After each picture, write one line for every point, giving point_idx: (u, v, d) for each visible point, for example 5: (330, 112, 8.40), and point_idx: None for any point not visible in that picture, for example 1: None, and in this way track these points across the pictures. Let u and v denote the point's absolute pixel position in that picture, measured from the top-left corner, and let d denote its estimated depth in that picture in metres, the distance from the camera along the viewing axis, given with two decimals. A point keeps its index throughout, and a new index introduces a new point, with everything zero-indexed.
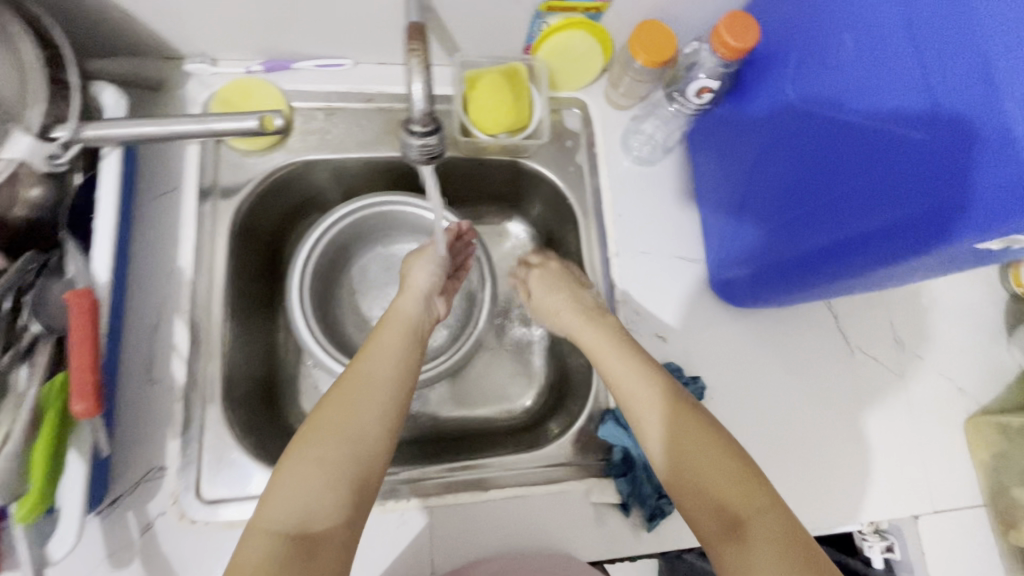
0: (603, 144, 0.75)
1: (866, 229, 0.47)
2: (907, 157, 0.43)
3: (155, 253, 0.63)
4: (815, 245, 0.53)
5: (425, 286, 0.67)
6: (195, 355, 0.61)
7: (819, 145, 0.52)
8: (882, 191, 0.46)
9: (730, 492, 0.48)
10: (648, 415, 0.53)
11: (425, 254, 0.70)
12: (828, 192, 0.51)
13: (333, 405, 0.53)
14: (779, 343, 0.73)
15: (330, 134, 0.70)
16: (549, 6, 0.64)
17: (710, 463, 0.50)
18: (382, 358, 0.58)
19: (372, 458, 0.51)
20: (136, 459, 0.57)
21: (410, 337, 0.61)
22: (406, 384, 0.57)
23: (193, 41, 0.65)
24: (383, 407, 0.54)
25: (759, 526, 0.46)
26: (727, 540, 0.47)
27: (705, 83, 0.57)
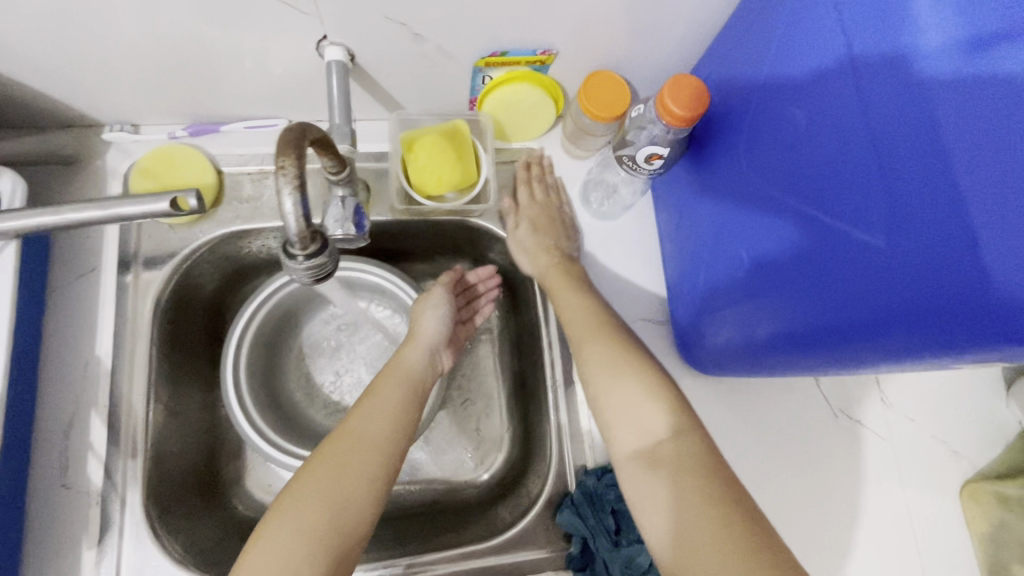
0: (560, 198, 0.70)
1: (828, 325, 0.42)
2: (865, 247, 0.38)
3: (71, 341, 0.58)
4: (778, 333, 0.47)
5: (434, 335, 0.65)
6: (114, 453, 0.56)
7: (778, 223, 0.47)
8: (842, 287, 0.40)
9: (656, 416, 0.51)
10: (599, 361, 0.56)
11: (435, 297, 0.67)
12: (788, 272, 0.46)
13: (319, 465, 0.49)
14: (755, 409, 0.68)
15: (263, 200, 0.66)
16: (487, 61, 0.59)
17: (638, 400, 0.52)
18: (380, 411, 0.54)
19: (359, 524, 0.47)
20: (49, 573, 0.53)
21: (413, 389, 0.58)
22: (403, 443, 0.53)
23: (109, 109, 0.61)
24: (380, 463, 0.51)
25: (675, 444, 0.49)
26: (642, 458, 0.50)
27: (653, 151, 0.52)
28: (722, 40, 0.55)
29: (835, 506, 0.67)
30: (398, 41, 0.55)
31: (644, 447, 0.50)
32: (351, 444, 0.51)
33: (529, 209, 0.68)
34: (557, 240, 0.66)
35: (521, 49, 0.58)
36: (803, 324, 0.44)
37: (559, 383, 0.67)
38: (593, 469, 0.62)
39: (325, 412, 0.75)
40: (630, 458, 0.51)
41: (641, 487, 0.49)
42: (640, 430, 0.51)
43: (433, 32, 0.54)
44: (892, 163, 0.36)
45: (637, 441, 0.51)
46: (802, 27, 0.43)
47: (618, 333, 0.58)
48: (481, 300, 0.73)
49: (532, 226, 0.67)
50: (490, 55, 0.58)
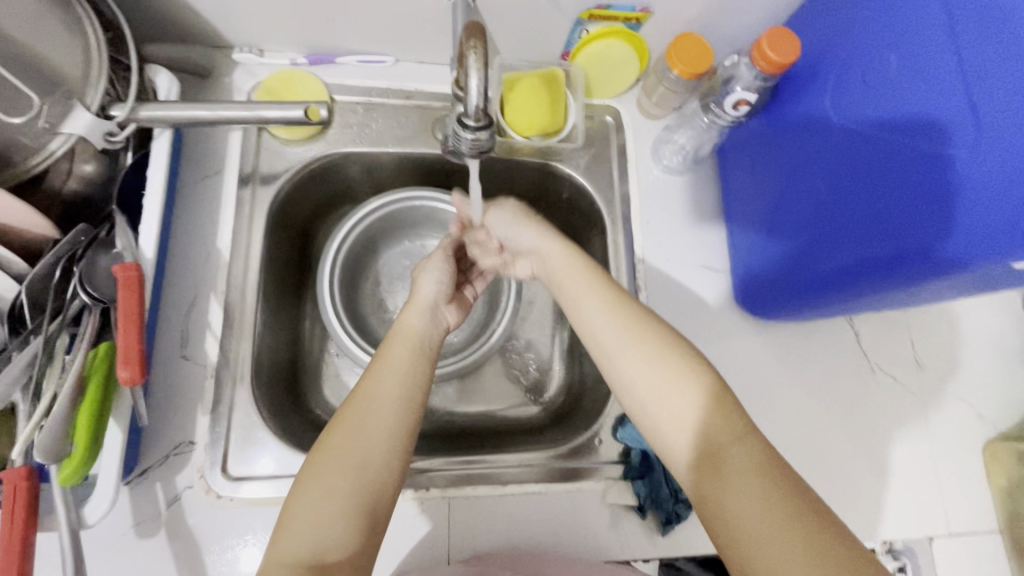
0: (634, 151, 0.76)
1: (895, 251, 0.48)
2: (951, 194, 0.43)
3: (194, 234, 0.64)
4: (842, 266, 0.54)
5: (431, 296, 0.66)
6: (227, 335, 0.62)
7: (857, 164, 0.53)
8: (915, 214, 0.47)
9: (711, 426, 0.46)
10: (627, 362, 0.51)
11: (432, 260, 0.69)
12: (865, 217, 0.51)
13: (340, 431, 0.52)
14: (799, 357, 0.74)
15: (368, 128, 0.72)
16: (590, 14, 0.65)
17: (670, 393, 0.48)
18: (390, 376, 0.55)
19: (385, 481, 0.51)
20: (166, 433, 0.59)
21: (419, 351, 0.59)
22: (417, 402, 0.55)
23: (243, 31, 0.68)
24: (392, 425, 0.53)
25: (734, 455, 0.45)
26: (705, 473, 0.45)
27: (741, 95, 0.59)
28: (808, 7, 0.61)
29: (869, 452, 0.72)
30: None
31: (693, 445, 0.47)
32: (365, 408, 0.53)
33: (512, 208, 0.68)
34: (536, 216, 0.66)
35: (623, 4, 0.64)
36: (875, 261, 0.50)
37: None
38: None
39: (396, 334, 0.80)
40: (690, 469, 0.46)
41: (704, 489, 0.45)
42: (679, 421, 0.48)
43: None
44: (987, 113, 0.42)
45: (680, 431, 0.47)
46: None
47: (649, 323, 0.53)
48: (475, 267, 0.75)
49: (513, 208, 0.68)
50: (595, 8, 0.65)
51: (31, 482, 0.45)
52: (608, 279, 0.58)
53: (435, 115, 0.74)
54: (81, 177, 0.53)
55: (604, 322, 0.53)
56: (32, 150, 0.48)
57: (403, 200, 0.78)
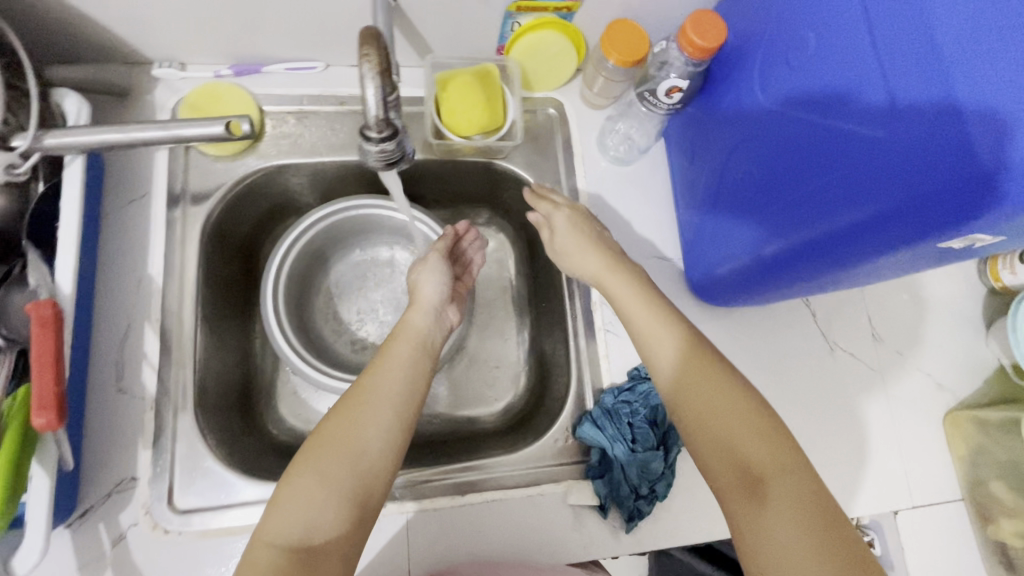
0: (579, 143, 0.75)
1: (826, 228, 0.48)
2: (875, 156, 0.43)
3: (123, 261, 0.62)
4: (780, 247, 0.53)
5: (434, 298, 0.66)
6: (165, 363, 0.60)
7: (784, 144, 0.52)
8: (839, 190, 0.46)
9: (754, 448, 0.49)
10: (687, 389, 0.52)
11: (430, 262, 0.69)
12: (799, 190, 0.50)
13: (335, 423, 0.52)
14: (758, 341, 0.73)
15: (302, 138, 0.70)
16: (518, 6, 0.63)
17: (734, 426, 0.50)
18: (390, 372, 0.56)
19: (374, 474, 0.50)
20: (106, 470, 0.57)
21: (421, 349, 0.60)
22: (415, 400, 0.55)
23: (159, 45, 0.65)
24: (390, 418, 0.53)
25: (779, 484, 0.47)
26: (745, 496, 0.47)
27: (675, 83, 0.57)
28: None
29: (831, 432, 0.72)
30: None
31: (743, 477, 0.48)
32: (363, 403, 0.53)
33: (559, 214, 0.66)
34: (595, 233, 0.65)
35: None
36: (811, 234, 0.49)
37: (577, 314, 0.72)
38: (611, 389, 0.67)
39: (351, 346, 0.79)
40: (731, 492, 0.48)
41: (749, 521, 0.46)
42: (734, 454, 0.49)
43: None
44: (900, 71, 0.41)
45: (734, 466, 0.48)
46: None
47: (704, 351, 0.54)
48: (467, 253, 0.76)
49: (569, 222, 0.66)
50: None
51: None
52: (640, 272, 0.62)
53: None
54: None
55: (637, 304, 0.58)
56: None
57: (348, 209, 0.76)
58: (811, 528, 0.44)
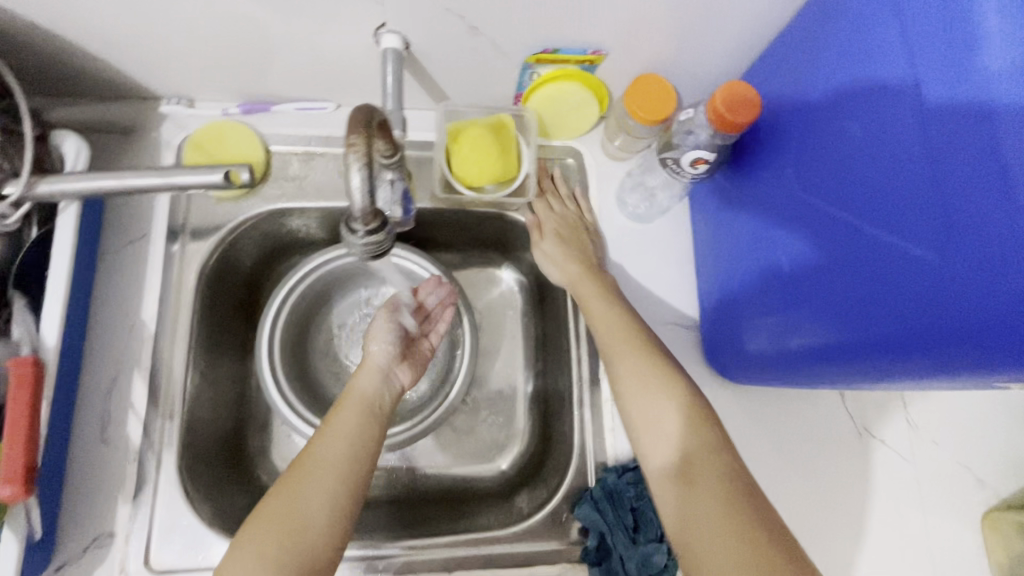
0: (596, 196, 0.71)
1: (857, 337, 0.43)
2: (922, 276, 0.38)
3: (116, 305, 0.60)
4: (806, 346, 0.49)
5: (381, 358, 0.64)
6: (152, 412, 0.58)
7: (820, 235, 0.48)
8: (874, 299, 0.42)
9: (688, 440, 0.51)
10: (625, 373, 0.55)
11: (377, 325, 0.67)
12: (833, 290, 0.46)
13: (277, 499, 0.51)
14: (778, 419, 0.68)
15: (307, 180, 0.68)
16: (537, 58, 0.60)
17: (663, 410, 0.52)
18: (335, 442, 0.55)
19: (315, 551, 0.49)
20: (85, 523, 0.55)
21: (367, 415, 0.58)
22: (359, 471, 0.54)
23: (167, 82, 0.63)
24: (331, 494, 0.52)
25: (705, 468, 0.49)
26: (674, 482, 0.49)
27: (699, 154, 0.53)
28: (785, 43, 0.55)
29: (852, 525, 0.66)
30: (454, 33, 0.56)
31: (669, 458, 0.51)
32: (307, 477, 0.52)
33: (552, 220, 0.67)
34: (585, 252, 0.65)
35: (571, 47, 0.59)
36: (842, 340, 0.45)
37: (583, 381, 0.67)
38: (613, 467, 0.63)
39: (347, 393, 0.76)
40: (661, 476, 0.51)
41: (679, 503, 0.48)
42: (664, 435, 0.52)
43: (490, 25, 0.55)
44: (954, 184, 0.36)
45: (662, 447, 0.51)
46: (871, 35, 0.43)
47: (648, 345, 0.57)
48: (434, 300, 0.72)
49: (557, 238, 0.66)
50: (541, 52, 0.59)
51: None
52: (613, 285, 0.63)
53: None
54: None
55: (600, 300, 0.61)
56: None
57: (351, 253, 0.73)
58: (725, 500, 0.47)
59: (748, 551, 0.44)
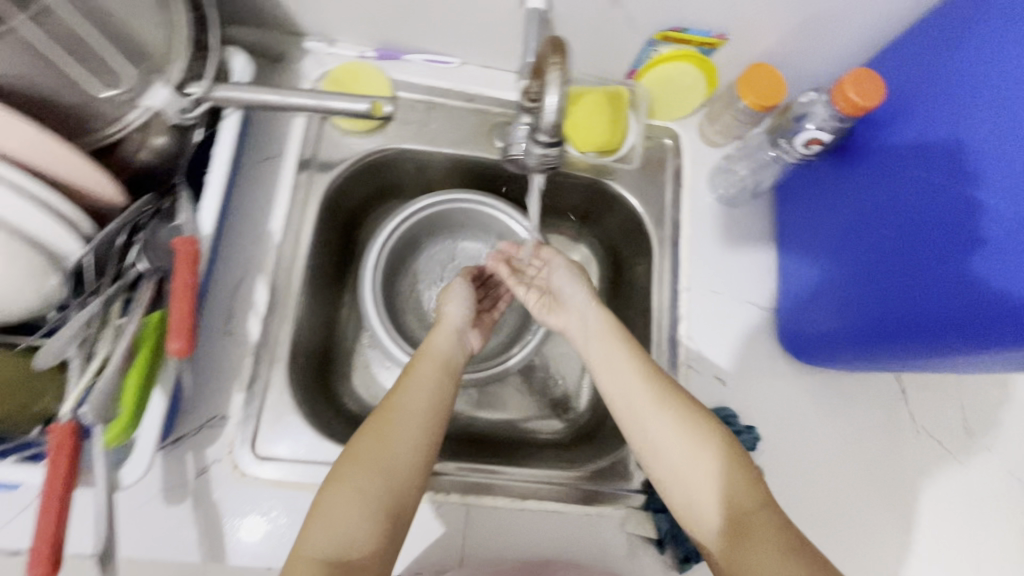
0: (689, 176, 0.75)
1: (955, 313, 0.50)
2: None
3: (248, 214, 0.65)
4: (894, 320, 0.56)
5: (458, 320, 0.66)
6: (270, 315, 0.63)
7: (926, 223, 0.54)
8: (979, 283, 0.49)
9: (730, 489, 0.51)
10: (665, 441, 0.54)
11: (455, 287, 0.69)
12: (926, 277, 0.53)
13: (366, 441, 0.53)
14: (840, 406, 0.71)
15: (426, 127, 0.73)
16: (665, 35, 0.64)
17: (710, 472, 0.52)
18: (416, 392, 0.57)
19: (406, 486, 0.52)
20: (202, 405, 0.60)
21: (443, 370, 0.60)
22: (439, 418, 0.57)
23: (317, 20, 0.68)
24: (417, 437, 0.54)
25: (760, 518, 0.49)
26: (727, 536, 0.50)
27: (814, 134, 0.56)
28: (898, 54, 0.60)
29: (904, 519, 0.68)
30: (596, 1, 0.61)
31: (729, 521, 0.50)
32: (392, 422, 0.54)
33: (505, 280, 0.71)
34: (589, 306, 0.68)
35: (700, 29, 0.63)
36: (893, 318, 0.56)
37: (659, 345, 0.71)
38: None
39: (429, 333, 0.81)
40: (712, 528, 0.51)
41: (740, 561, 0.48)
42: (721, 497, 0.51)
43: None
44: None
45: (720, 512, 0.51)
46: (978, 72, 0.51)
47: (690, 407, 0.55)
48: (499, 287, 0.77)
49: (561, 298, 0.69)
50: (671, 29, 0.64)
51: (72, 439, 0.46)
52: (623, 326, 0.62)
53: (494, 121, 0.74)
54: (153, 149, 0.54)
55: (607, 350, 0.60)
56: (111, 119, 0.50)
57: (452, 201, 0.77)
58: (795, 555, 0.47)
59: None
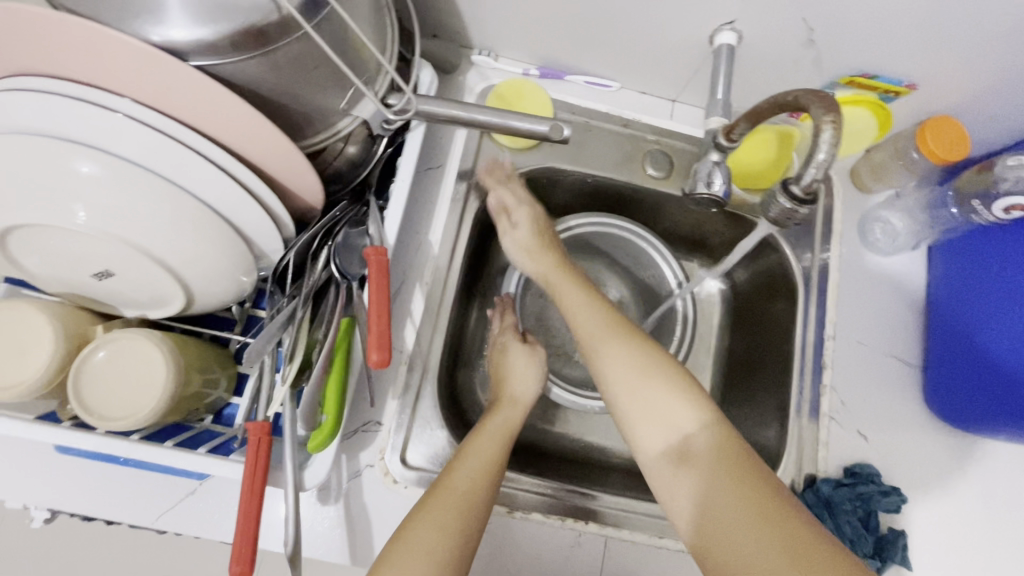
0: (840, 221, 0.73)
1: None
2: None
3: (410, 221, 0.66)
4: None
5: (531, 397, 0.65)
6: (424, 324, 0.64)
7: None
8: None
9: (677, 415, 0.52)
10: (618, 366, 0.55)
11: (531, 353, 0.69)
12: None
13: (423, 526, 0.50)
14: (987, 475, 0.68)
15: (581, 149, 0.73)
16: (850, 79, 0.63)
17: (655, 395, 0.53)
18: (470, 473, 0.54)
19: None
20: (359, 408, 0.61)
21: (505, 449, 0.58)
22: (486, 503, 0.53)
23: (490, 36, 0.69)
24: (467, 525, 0.51)
25: (701, 444, 0.50)
26: (674, 467, 0.51)
27: (1012, 201, 0.59)
28: None
29: None
30: (790, 41, 0.60)
31: (674, 446, 0.52)
32: (448, 509, 0.51)
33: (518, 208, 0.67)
34: (556, 243, 0.68)
35: (891, 76, 0.62)
36: None
37: (800, 392, 0.69)
38: (827, 480, 0.65)
39: (554, 356, 0.81)
40: (659, 458, 0.52)
41: (680, 488, 0.50)
42: (667, 427, 0.52)
43: (828, 39, 0.59)
44: None
45: (664, 436, 0.52)
46: None
47: (635, 335, 0.57)
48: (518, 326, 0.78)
49: (533, 228, 0.67)
50: (859, 74, 0.63)
51: (264, 423, 0.47)
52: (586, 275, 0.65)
53: (646, 147, 0.74)
54: (346, 157, 0.56)
55: (572, 289, 0.62)
56: (322, 128, 0.51)
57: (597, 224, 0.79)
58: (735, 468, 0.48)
59: (773, 530, 0.45)
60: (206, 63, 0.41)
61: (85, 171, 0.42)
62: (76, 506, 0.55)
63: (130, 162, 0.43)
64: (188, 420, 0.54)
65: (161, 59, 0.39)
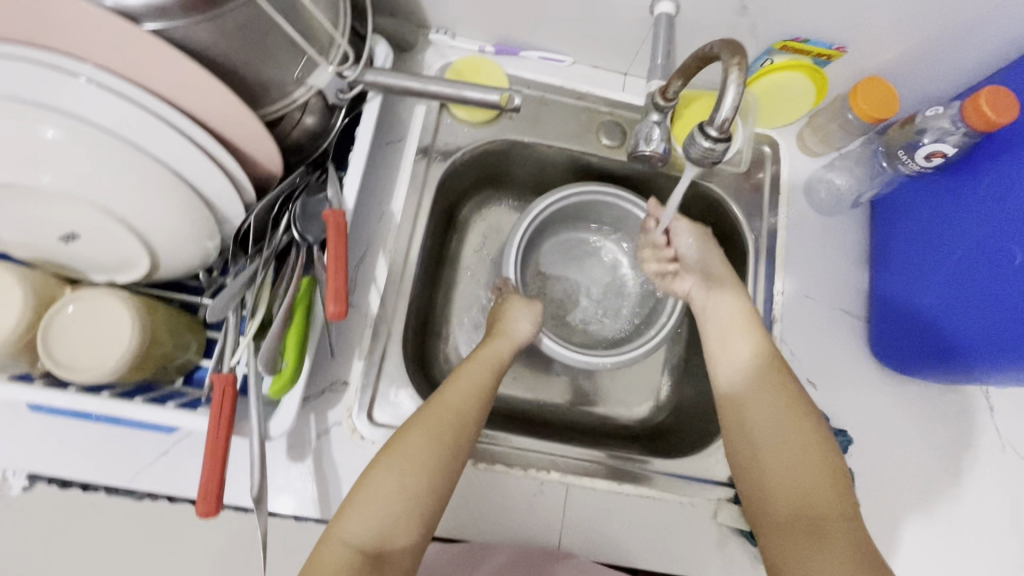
0: (787, 183, 0.77)
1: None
2: None
3: (373, 192, 0.69)
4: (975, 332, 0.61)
5: (526, 335, 0.67)
6: (389, 289, 0.67)
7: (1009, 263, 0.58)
8: None
9: (816, 491, 0.54)
10: (728, 365, 0.62)
11: (528, 302, 0.69)
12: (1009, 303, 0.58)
13: (414, 435, 0.55)
14: (929, 417, 0.72)
15: (538, 121, 0.76)
16: (784, 45, 0.67)
17: (801, 464, 0.55)
18: (463, 393, 0.59)
19: (438, 484, 0.53)
20: (326, 369, 0.64)
21: (492, 376, 0.62)
22: (475, 420, 0.57)
23: (445, 15, 0.72)
24: (457, 439, 0.55)
25: (837, 530, 0.52)
26: (802, 536, 0.53)
27: (937, 147, 0.62)
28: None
29: (991, 534, 0.68)
30: (724, 9, 0.64)
31: (805, 520, 0.53)
32: (439, 421, 0.56)
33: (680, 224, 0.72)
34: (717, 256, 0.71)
35: (821, 40, 0.66)
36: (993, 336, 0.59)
37: None
38: None
39: (559, 324, 0.82)
40: (784, 523, 0.54)
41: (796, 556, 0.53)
42: (802, 496, 0.54)
43: (761, 6, 0.62)
44: None
45: (796, 506, 0.54)
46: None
47: (802, 406, 0.58)
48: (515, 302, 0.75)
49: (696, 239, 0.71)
50: (791, 40, 0.66)
51: (226, 375, 0.49)
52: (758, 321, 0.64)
53: (600, 119, 0.78)
54: (304, 127, 0.59)
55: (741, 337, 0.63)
56: (278, 98, 0.54)
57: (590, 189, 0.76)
58: (829, 475, 0.55)
59: None
60: (158, 28, 0.43)
61: (50, 136, 0.44)
62: (54, 468, 0.57)
63: (91, 126, 0.45)
64: (157, 382, 0.56)
65: (115, 24, 0.41)
